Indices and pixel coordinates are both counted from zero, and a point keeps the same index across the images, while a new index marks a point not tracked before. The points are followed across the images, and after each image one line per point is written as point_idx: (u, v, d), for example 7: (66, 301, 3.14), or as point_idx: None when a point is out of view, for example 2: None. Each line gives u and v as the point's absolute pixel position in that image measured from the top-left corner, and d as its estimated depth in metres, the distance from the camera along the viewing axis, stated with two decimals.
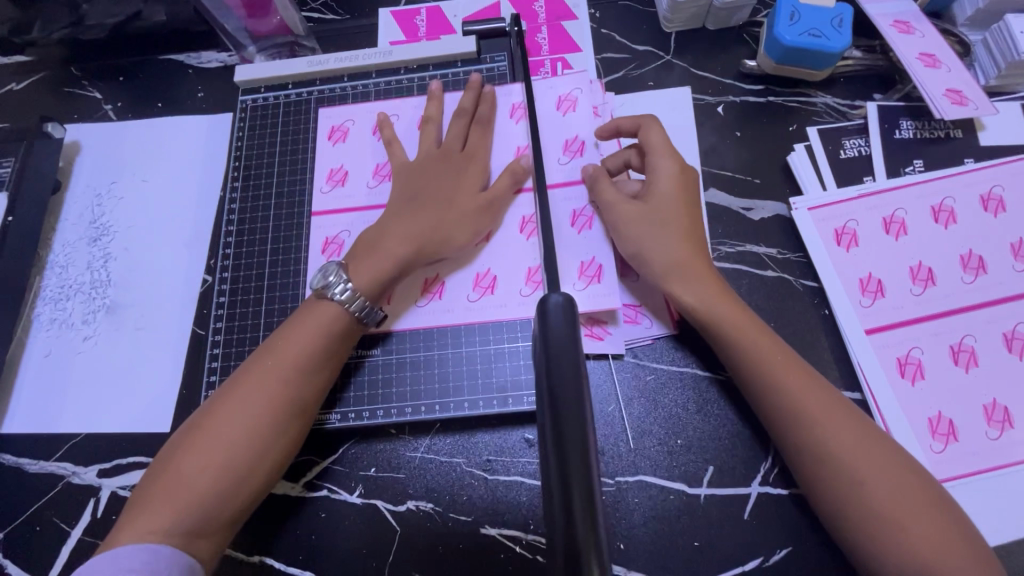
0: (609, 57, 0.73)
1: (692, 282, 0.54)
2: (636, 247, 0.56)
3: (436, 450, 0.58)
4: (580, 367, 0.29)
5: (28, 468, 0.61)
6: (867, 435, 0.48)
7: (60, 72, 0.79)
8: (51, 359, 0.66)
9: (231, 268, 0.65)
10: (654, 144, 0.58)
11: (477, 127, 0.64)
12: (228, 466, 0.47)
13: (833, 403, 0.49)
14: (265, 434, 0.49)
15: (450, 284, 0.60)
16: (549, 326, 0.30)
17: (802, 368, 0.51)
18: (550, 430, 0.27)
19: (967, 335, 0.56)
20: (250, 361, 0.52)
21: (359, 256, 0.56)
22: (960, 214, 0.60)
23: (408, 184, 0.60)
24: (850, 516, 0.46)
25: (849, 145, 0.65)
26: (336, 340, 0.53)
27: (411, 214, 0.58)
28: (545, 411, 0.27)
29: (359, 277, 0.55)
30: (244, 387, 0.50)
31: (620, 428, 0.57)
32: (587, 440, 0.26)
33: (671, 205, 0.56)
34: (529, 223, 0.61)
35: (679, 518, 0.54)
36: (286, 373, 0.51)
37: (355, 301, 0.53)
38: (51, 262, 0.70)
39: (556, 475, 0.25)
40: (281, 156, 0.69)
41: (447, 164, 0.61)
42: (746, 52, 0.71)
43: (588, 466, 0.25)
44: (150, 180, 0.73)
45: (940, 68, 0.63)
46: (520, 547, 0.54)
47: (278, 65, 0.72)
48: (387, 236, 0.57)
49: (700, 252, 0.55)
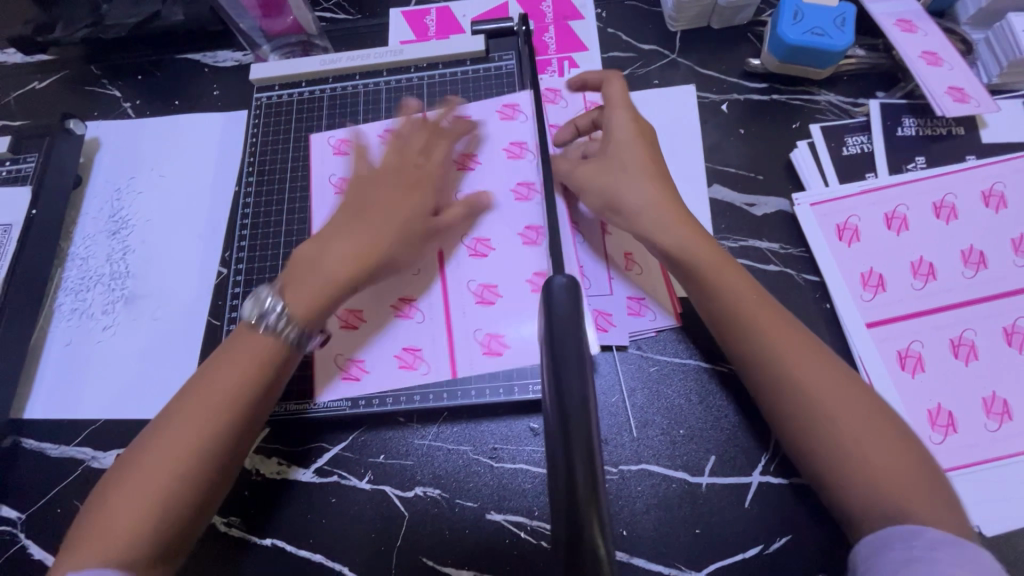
0: (615, 55, 0.74)
1: (659, 216, 0.54)
2: (608, 191, 0.57)
3: (443, 437, 0.59)
4: (584, 357, 0.29)
5: (50, 453, 0.63)
6: (871, 414, 0.47)
7: (81, 71, 0.81)
8: (71, 348, 0.68)
9: (245, 260, 0.67)
10: (613, 98, 0.60)
11: (440, 150, 0.63)
12: (150, 516, 0.45)
13: (837, 379, 0.48)
14: (192, 480, 0.46)
15: (536, 264, 0.60)
16: (554, 317, 0.31)
17: (804, 344, 0.50)
18: (556, 422, 0.28)
19: (968, 329, 0.57)
20: (177, 400, 0.49)
21: (295, 281, 0.53)
22: (961, 210, 0.61)
23: (353, 206, 0.58)
24: (861, 513, 0.45)
25: (852, 142, 0.66)
26: (268, 373, 0.50)
27: (352, 233, 0.55)
28: (552, 405, 0.28)
29: (295, 303, 0.52)
30: (181, 401, 0.49)
31: (622, 419, 0.58)
32: (590, 428, 0.27)
33: (630, 146, 0.58)
34: (523, 188, 0.63)
35: (680, 506, 0.55)
36: (214, 415, 0.48)
37: (289, 329, 0.51)
38: (72, 254, 0.73)
39: (561, 461, 0.26)
40: (295, 153, 0.71)
41: (397, 183, 0.59)
42: (751, 50, 0.72)
43: (591, 458, 0.26)
44: (166, 175, 0.76)
45: (942, 66, 0.64)
46: (524, 533, 0.55)
47: (292, 64, 0.74)
48: (328, 257, 0.54)
49: (669, 191, 0.56)
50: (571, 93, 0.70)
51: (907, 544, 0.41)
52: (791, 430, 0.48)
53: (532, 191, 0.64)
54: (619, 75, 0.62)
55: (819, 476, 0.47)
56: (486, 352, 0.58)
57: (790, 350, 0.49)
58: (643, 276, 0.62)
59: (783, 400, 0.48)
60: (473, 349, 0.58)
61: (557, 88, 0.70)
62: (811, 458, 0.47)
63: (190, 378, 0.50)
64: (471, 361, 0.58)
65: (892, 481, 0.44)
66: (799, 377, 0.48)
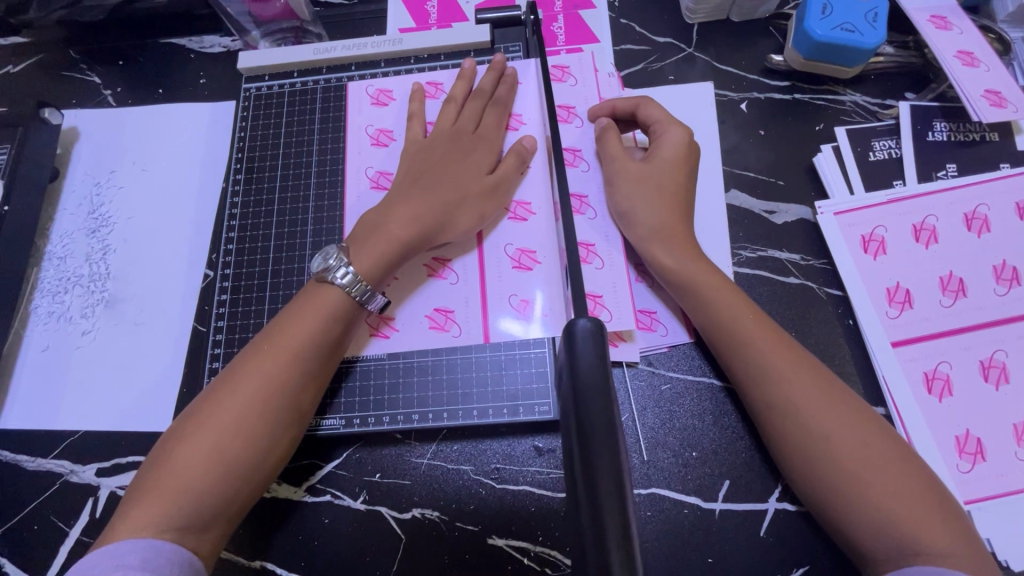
0: (628, 48, 0.69)
1: (671, 246, 0.54)
2: (626, 206, 0.56)
3: (442, 457, 0.56)
4: (615, 429, 0.26)
5: (25, 465, 0.59)
6: (886, 442, 0.45)
7: (58, 55, 0.76)
8: (48, 353, 0.64)
9: (232, 266, 0.63)
10: (654, 117, 0.59)
11: (493, 107, 0.62)
12: (219, 461, 0.45)
13: (850, 404, 0.46)
14: (263, 428, 0.47)
15: (585, 234, 0.58)
16: (579, 375, 0.27)
17: (815, 369, 0.48)
18: (587, 511, 0.23)
19: (998, 350, 0.54)
20: (249, 348, 0.50)
21: (361, 239, 0.54)
22: (994, 222, 0.58)
23: (416, 163, 0.59)
24: (864, 542, 0.43)
25: (879, 147, 0.62)
26: (337, 325, 0.51)
27: (416, 193, 0.56)
28: (579, 490, 0.24)
29: (360, 261, 0.52)
30: (249, 360, 0.49)
31: (632, 441, 0.55)
32: (625, 520, 0.23)
33: (666, 167, 0.57)
34: (569, 154, 0.62)
35: (692, 534, 0.52)
36: (284, 365, 0.48)
37: (357, 285, 0.51)
38: (49, 253, 0.68)
39: (592, 560, 0.22)
40: (286, 149, 0.67)
41: (457, 141, 0.60)
42: (772, 45, 0.68)
43: (631, 556, 0.22)
44: (149, 169, 0.71)
45: (979, 67, 0.60)
46: (528, 558, 0.52)
47: (282, 52, 0.69)
48: (393, 216, 0.55)
49: (682, 207, 0.56)
50: (582, 70, 0.65)
51: None
52: (789, 454, 0.47)
53: (578, 159, 0.62)
54: (653, 100, 0.61)
55: (820, 503, 0.45)
56: (517, 315, 0.57)
57: (787, 370, 0.47)
58: (665, 293, 0.59)
59: (786, 425, 0.47)
60: (507, 312, 0.57)
61: (566, 65, 0.66)
62: (813, 485, 0.45)
63: (261, 335, 0.50)
64: (505, 323, 0.57)
65: (900, 509, 0.42)
66: (794, 400, 0.46)
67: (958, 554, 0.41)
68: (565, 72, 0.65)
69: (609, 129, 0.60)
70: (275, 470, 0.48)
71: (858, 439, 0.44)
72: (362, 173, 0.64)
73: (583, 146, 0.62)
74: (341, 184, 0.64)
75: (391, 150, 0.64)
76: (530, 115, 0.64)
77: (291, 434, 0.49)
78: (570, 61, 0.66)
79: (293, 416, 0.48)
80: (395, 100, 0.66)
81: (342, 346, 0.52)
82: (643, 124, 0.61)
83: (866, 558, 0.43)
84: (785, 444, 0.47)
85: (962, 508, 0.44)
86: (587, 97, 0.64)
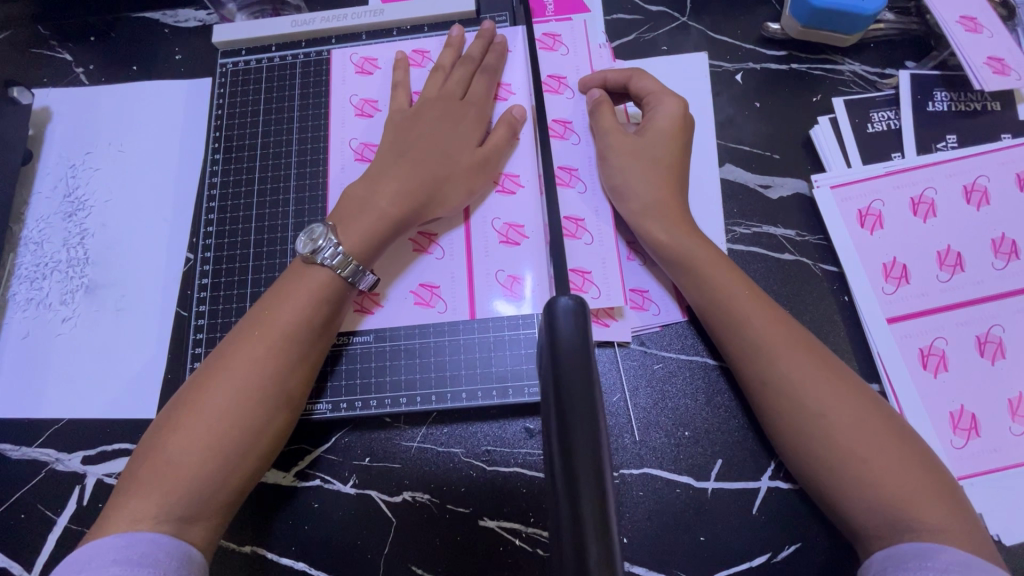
0: (619, 18, 0.67)
1: (663, 221, 0.53)
2: (618, 180, 0.55)
3: (433, 439, 0.55)
4: (597, 415, 0.24)
5: (10, 454, 0.58)
6: (880, 417, 0.44)
7: (26, 32, 0.73)
8: (28, 341, 0.62)
9: (213, 248, 0.61)
10: (648, 88, 0.57)
11: (482, 75, 0.60)
12: (211, 449, 0.44)
13: (844, 380, 0.45)
14: (255, 416, 0.46)
15: (573, 209, 0.57)
16: (560, 357, 0.25)
17: (807, 345, 0.47)
18: (563, 504, 0.22)
19: (995, 325, 0.53)
20: (236, 333, 0.48)
21: (349, 216, 0.52)
22: (993, 194, 0.56)
23: (401, 133, 0.56)
24: (861, 520, 0.42)
25: (878, 118, 0.60)
26: (326, 307, 0.49)
27: (402, 167, 0.54)
28: (556, 475, 0.23)
29: (350, 240, 0.51)
30: (236, 344, 0.47)
31: (625, 420, 0.54)
32: (605, 511, 0.22)
33: (661, 140, 0.55)
34: (558, 126, 0.60)
35: (685, 513, 0.51)
36: (274, 349, 0.47)
37: (348, 265, 0.50)
38: (24, 238, 0.66)
39: (569, 553, 0.21)
40: (265, 126, 0.64)
41: (445, 110, 0.57)
42: (769, 13, 0.66)
43: (609, 546, 0.21)
44: (126, 150, 0.69)
45: (982, 33, 0.58)
46: (520, 539, 0.52)
47: (259, 24, 0.66)
48: (380, 193, 0.53)
49: (677, 183, 0.54)
50: (573, 39, 0.63)
51: (922, 563, 0.38)
52: (783, 432, 0.46)
53: (568, 131, 0.60)
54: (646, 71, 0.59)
55: (816, 483, 0.44)
56: (507, 295, 0.56)
57: (781, 345, 0.47)
58: (656, 269, 0.57)
59: (779, 402, 0.46)
60: (495, 292, 0.56)
61: (557, 34, 0.63)
62: (810, 464, 0.44)
63: (249, 319, 0.49)
64: (493, 304, 0.56)
65: (892, 484, 0.42)
66: (788, 375, 0.46)
67: (953, 532, 0.40)
68: (554, 41, 0.63)
69: (601, 100, 0.58)
70: (270, 457, 0.48)
71: (851, 415, 0.44)
72: (346, 144, 0.62)
73: (574, 118, 0.60)
74: (325, 157, 0.62)
75: (374, 122, 0.62)
76: (519, 85, 0.62)
77: (283, 419, 0.48)
78: (559, 29, 0.64)
79: (285, 401, 0.47)
80: (380, 69, 0.64)
81: (331, 328, 0.51)
82: (636, 96, 0.59)
83: (859, 534, 0.43)
84: (778, 424, 0.46)
85: (957, 484, 0.43)
86: (577, 67, 0.62)
